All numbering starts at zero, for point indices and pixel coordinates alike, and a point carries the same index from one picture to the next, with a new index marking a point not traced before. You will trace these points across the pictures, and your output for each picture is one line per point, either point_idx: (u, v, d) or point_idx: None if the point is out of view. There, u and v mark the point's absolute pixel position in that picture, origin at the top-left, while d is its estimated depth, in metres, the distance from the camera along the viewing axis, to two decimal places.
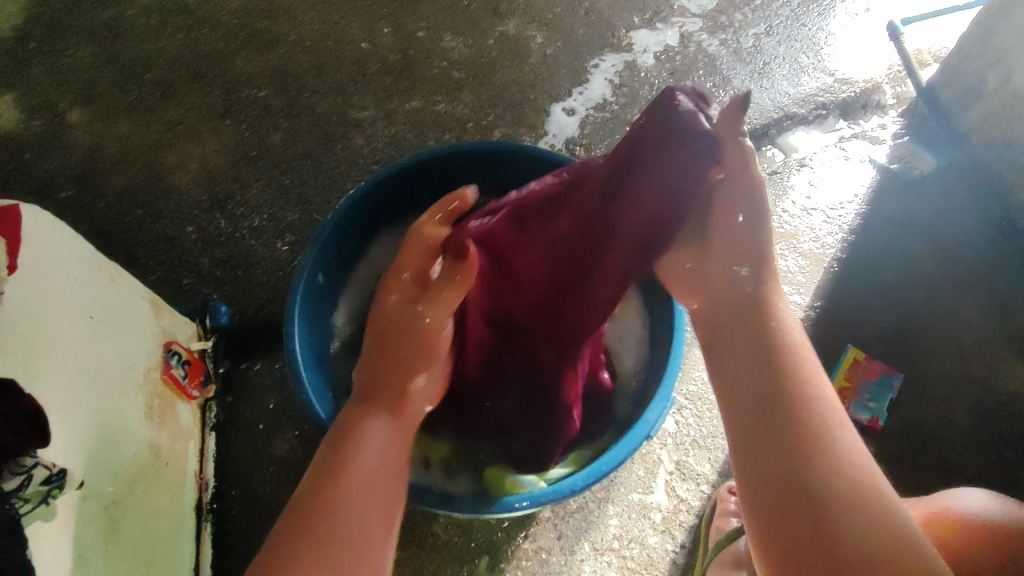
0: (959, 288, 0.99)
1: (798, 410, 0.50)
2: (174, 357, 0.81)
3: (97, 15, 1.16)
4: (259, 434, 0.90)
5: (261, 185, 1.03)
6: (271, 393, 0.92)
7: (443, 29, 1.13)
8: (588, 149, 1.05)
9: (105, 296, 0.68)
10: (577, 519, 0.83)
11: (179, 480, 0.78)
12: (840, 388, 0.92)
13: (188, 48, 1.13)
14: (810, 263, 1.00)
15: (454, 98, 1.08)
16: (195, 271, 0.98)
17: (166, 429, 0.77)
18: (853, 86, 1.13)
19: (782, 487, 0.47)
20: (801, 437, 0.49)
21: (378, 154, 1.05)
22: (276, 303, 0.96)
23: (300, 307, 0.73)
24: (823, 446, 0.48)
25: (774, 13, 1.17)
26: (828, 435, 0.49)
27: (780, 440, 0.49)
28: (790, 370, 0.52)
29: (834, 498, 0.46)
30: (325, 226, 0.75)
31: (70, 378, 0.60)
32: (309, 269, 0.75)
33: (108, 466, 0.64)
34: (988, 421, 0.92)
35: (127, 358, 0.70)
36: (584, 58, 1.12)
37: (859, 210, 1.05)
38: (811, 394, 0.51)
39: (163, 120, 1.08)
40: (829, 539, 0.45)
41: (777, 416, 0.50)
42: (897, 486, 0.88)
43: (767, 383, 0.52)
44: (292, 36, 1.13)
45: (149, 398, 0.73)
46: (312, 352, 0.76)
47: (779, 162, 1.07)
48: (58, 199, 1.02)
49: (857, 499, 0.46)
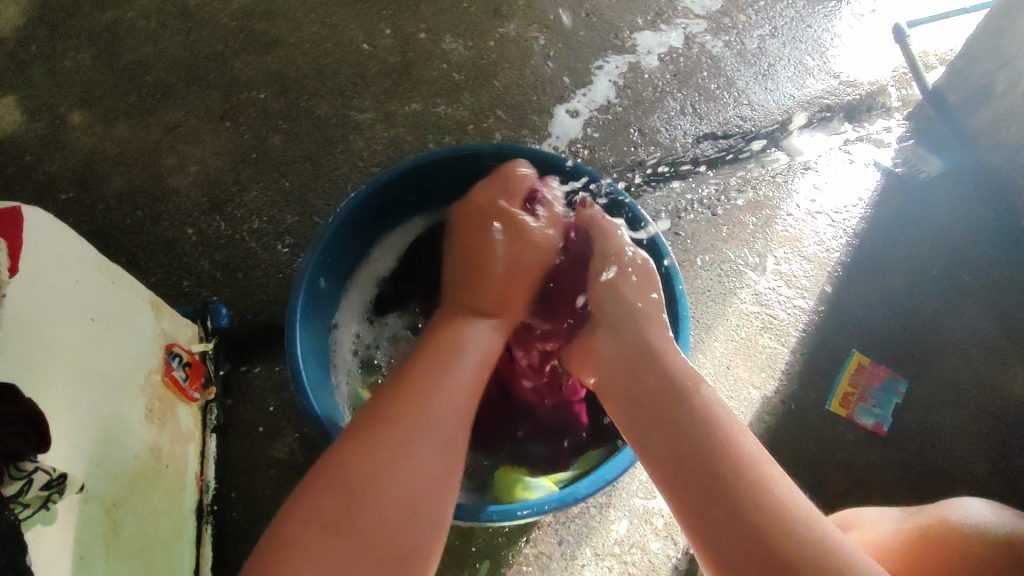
0: (964, 292, 0.98)
1: (688, 436, 0.59)
2: (175, 359, 0.80)
3: (98, 17, 1.16)
4: (259, 437, 0.89)
5: (261, 187, 1.02)
6: (271, 396, 0.91)
7: (444, 31, 1.13)
8: (590, 152, 1.05)
9: (106, 298, 0.68)
10: (579, 524, 0.83)
11: (180, 483, 0.78)
12: (844, 393, 0.91)
13: (189, 50, 1.13)
14: (814, 267, 0.99)
15: (456, 100, 1.08)
16: (195, 273, 0.98)
17: (166, 432, 0.76)
18: (857, 88, 1.12)
19: (701, 507, 0.55)
20: (708, 460, 0.56)
21: (379, 156, 1.05)
22: (276, 306, 0.96)
23: (301, 310, 0.72)
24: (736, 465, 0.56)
25: (778, 15, 1.17)
26: (731, 455, 0.56)
27: (691, 466, 0.57)
28: (684, 404, 0.61)
29: (757, 511, 0.53)
30: (326, 229, 0.75)
31: (70, 380, 0.60)
32: (310, 270, 0.74)
33: (108, 470, 0.63)
34: (994, 426, 0.91)
35: (128, 360, 0.70)
36: (586, 60, 1.11)
37: (863, 214, 1.04)
38: (703, 420, 0.59)
39: (163, 122, 1.08)
40: (760, 548, 0.51)
41: (683, 444, 0.58)
42: (902, 493, 0.88)
43: (669, 421, 0.60)
44: (293, 38, 1.13)
45: (150, 401, 0.73)
46: (313, 356, 0.75)
47: (783, 165, 1.06)
48: (59, 201, 1.02)
49: (774, 510, 0.53)
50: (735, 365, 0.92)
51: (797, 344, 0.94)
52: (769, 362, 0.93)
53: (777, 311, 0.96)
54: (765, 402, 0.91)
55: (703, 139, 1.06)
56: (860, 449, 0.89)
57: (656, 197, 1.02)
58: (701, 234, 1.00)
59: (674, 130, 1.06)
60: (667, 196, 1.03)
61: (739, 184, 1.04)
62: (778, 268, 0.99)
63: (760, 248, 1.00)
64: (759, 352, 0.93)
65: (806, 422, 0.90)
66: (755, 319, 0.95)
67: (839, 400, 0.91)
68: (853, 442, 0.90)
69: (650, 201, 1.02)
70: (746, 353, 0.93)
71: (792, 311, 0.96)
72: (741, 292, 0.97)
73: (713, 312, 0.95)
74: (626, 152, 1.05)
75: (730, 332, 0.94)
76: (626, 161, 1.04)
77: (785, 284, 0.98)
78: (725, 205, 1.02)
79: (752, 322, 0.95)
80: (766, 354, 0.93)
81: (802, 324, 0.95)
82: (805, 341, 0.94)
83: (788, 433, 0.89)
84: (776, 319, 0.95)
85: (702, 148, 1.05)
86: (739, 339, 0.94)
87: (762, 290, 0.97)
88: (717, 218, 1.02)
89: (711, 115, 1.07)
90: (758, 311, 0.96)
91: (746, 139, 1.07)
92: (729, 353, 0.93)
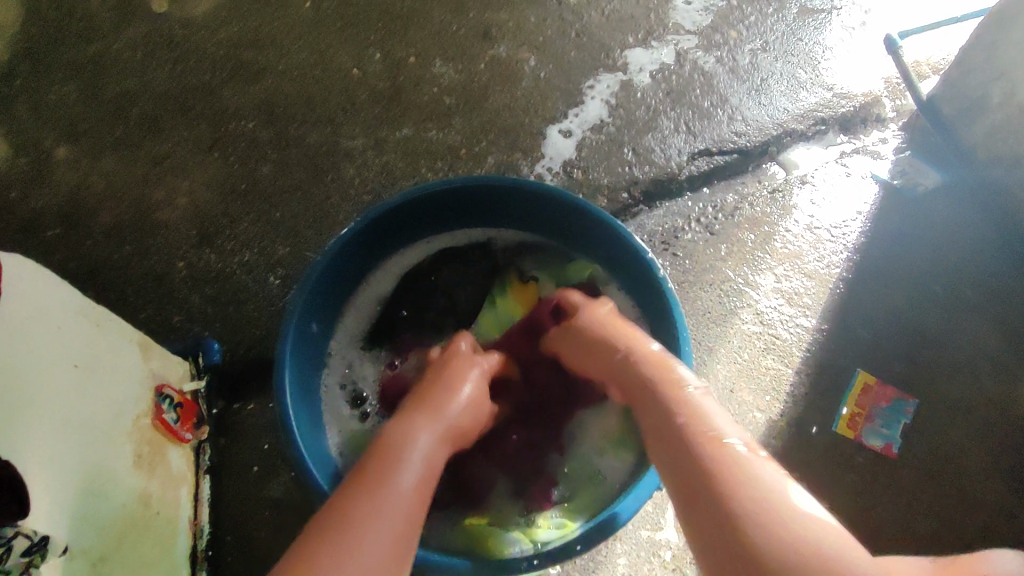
0: (969, 307, 0.97)
1: (687, 461, 0.55)
2: (165, 402, 0.78)
3: (84, 49, 1.15)
4: (254, 477, 0.87)
5: (251, 219, 1.01)
6: (265, 433, 0.89)
7: (433, 54, 1.12)
8: (584, 173, 1.04)
9: (91, 342, 0.66)
10: (584, 560, 0.80)
11: (171, 529, 0.75)
12: (851, 414, 0.89)
13: (176, 81, 1.11)
14: (815, 284, 0.98)
15: (446, 124, 1.07)
16: (185, 309, 0.96)
17: (157, 477, 0.74)
18: (852, 100, 1.11)
19: (700, 529, 0.52)
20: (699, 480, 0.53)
21: (370, 183, 1.03)
22: (269, 340, 0.94)
23: (289, 356, 0.70)
24: (725, 470, 0.53)
25: (769, 29, 1.16)
26: (728, 466, 0.53)
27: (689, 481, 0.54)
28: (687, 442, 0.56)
29: (746, 526, 0.49)
30: (313, 269, 0.72)
31: (52, 433, 0.57)
32: (299, 310, 0.72)
33: (94, 525, 0.61)
34: (1003, 443, 0.89)
35: (115, 406, 0.67)
36: (578, 80, 1.10)
37: (862, 228, 1.02)
38: (696, 418, 0.58)
39: (152, 153, 1.07)
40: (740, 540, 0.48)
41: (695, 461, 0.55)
42: (914, 515, 0.86)
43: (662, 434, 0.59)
44: (282, 65, 1.12)
45: (139, 446, 0.71)
46: (304, 400, 0.73)
47: (780, 180, 1.05)
48: (45, 238, 1.01)
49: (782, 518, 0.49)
50: (740, 388, 0.90)
51: (800, 365, 0.92)
52: (774, 385, 0.91)
53: (779, 331, 0.94)
54: (770, 425, 0.89)
55: (698, 157, 1.05)
56: (869, 471, 0.87)
57: (653, 217, 1.01)
58: (699, 253, 0.99)
59: (668, 148, 1.05)
60: (664, 216, 1.01)
61: (736, 202, 1.03)
62: (779, 287, 0.97)
63: (761, 267, 0.98)
64: (763, 374, 0.91)
65: (814, 444, 0.88)
66: (758, 340, 0.93)
67: (847, 422, 0.89)
68: (862, 465, 0.87)
69: (647, 221, 1.01)
70: (750, 375, 0.91)
71: (794, 331, 0.94)
72: (743, 313, 0.95)
73: (715, 334, 0.93)
74: (621, 173, 1.03)
75: (732, 354, 0.92)
76: (622, 181, 1.03)
77: (786, 303, 0.96)
78: (722, 223, 1.01)
79: (755, 343, 0.93)
80: (770, 376, 0.91)
81: (805, 344, 0.94)
82: (809, 361, 0.93)
83: (795, 456, 0.87)
84: (779, 339, 0.94)
85: (697, 166, 1.04)
86: (742, 361, 0.92)
87: (764, 310, 0.95)
88: (715, 236, 1.00)
89: (705, 132, 1.06)
90: (760, 332, 0.94)
91: (741, 155, 1.06)
92: (732, 377, 0.91)
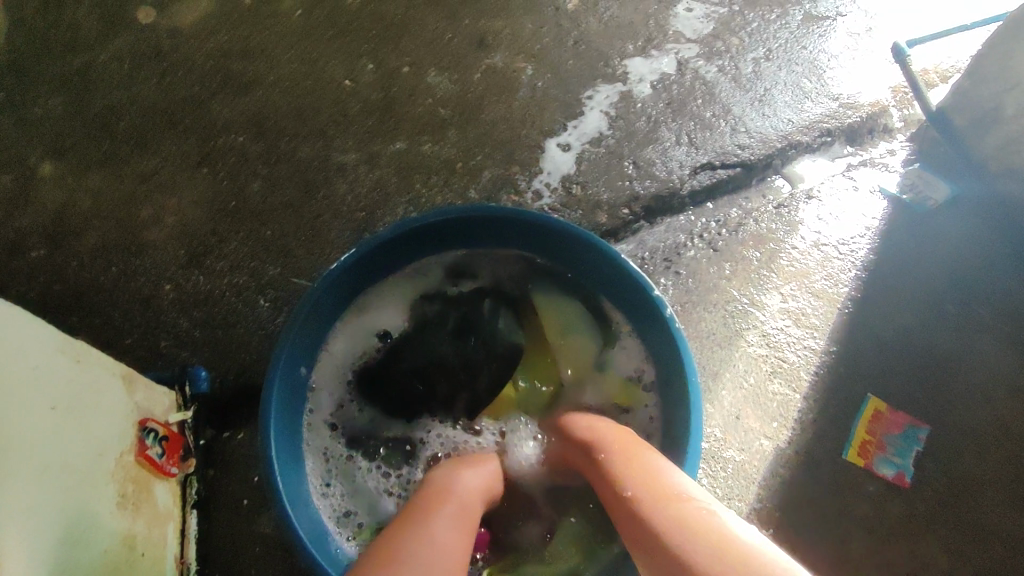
0: (981, 326, 0.94)
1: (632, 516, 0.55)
2: (149, 436, 0.75)
3: (68, 61, 1.11)
4: (244, 510, 0.84)
5: (241, 238, 0.98)
6: (256, 464, 0.86)
7: (428, 64, 1.08)
8: (583, 188, 1.00)
9: (71, 380, 0.63)
10: None
11: (158, 569, 0.73)
12: (861, 440, 0.87)
13: (163, 94, 1.08)
14: (822, 303, 0.95)
15: (441, 137, 1.03)
16: (173, 333, 0.93)
17: (141, 516, 0.71)
18: (859, 110, 1.08)
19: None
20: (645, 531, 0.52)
21: (363, 200, 1.00)
22: (259, 366, 0.91)
23: (273, 403, 0.68)
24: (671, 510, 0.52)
25: (772, 37, 1.13)
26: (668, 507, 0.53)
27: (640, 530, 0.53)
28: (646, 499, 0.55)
29: (688, 561, 0.47)
30: (300, 308, 0.70)
31: (30, 482, 0.55)
32: (286, 345, 0.70)
33: (73, 575, 0.58)
34: (1018, 469, 0.86)
35: (98, 445, 0.65)
36: (576, 90, 1.07)
37: (870, 244, 0.99)
38: (650, 480, 0.57)
39: (138, 170, 1.03)
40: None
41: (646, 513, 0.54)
42: (928, 545, 0.83)
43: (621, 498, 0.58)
44: (272, 77, 1.08)
45: (122, 484, 0.68)
46: (286, 443, 0.71)
47: (785, 194, 1.02)
48: (28, 260, 0.97)
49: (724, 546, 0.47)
50: (746, 413, 0.87)
51: (808, 388, 0.89)
52: (781, 410, 0.88)
53: (786, 353, 0.91)
54: (778, 452, 0.86)
55: (700, 170, 1.01)
56: (881, 500, 0.84)
57: (654, 234, 0.98)
58: (703, 271, 0.96)
59: (670, 162, 1.02)
60: (666, 232, 0.98)
61: (740, 217, 1.00)
62: (785, 306, 0.94)
63: (766, 286, 0.95)
64: (769, 399, 0.88)
65: (823, 472, 0.85)
66: (764, 363, 0.90)
67: (857, 448, 0.86)
68: (872, 494, 0.85)
69: (649, 238, 0.98)
70: (756, 400, 0.88)
71: (802, 353, 0.91)
72: (749, 334, 0.92)
73: (720, 357, 0.90)
74: (621, 188, 1.00)
75: (738, 377, 0.89)
76: (622, 197, 1.00)
77: (793, 323, 0.93)
78: (726, 240, 0.98)
79: (761, 366, 0.90)
80: (777, 401, 0.88)
81: (813, 367, 0.91)
82: (817, 384, 0.90)
83: (803, 484, 0.85)
84: (786, 362, 0.91)
85: (699, 180, 1.01)
86: (748, 385, 0.89)
87: (770, 331, 0.93)
88: (719, 253, 0.97)
89: (707, 144, 1.03)
90: (766, 354, 0.91)
91: (745, 168, 1.02)
92: (738, 403, 0.88)
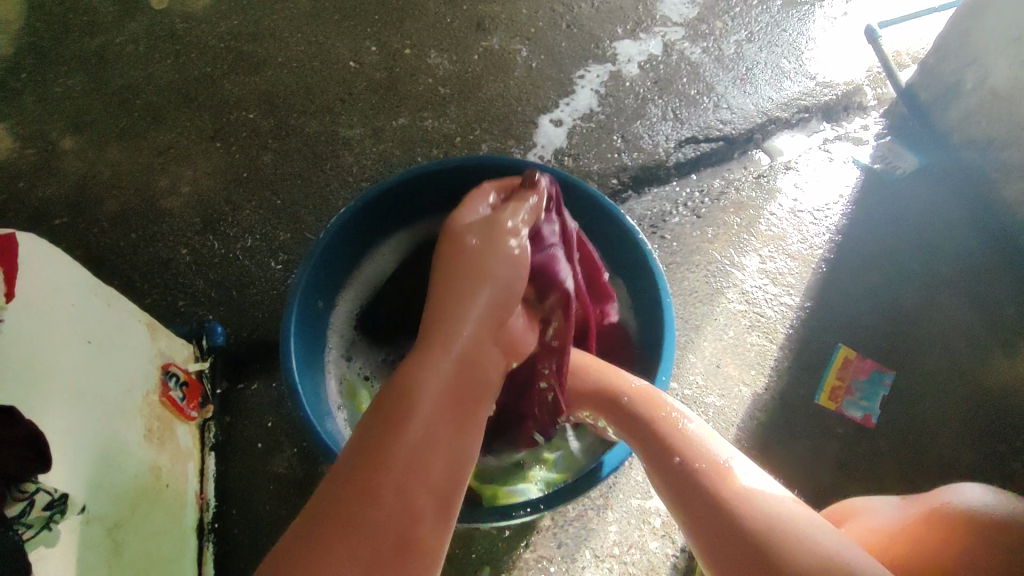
0: (947, 285, 1.01)
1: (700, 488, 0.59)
2: (172, 380, 0.81)
3: (87, 43, 1.17)
4: (258, 453, 0.90)
5: (253, 207, 1.04)
6: (269, 412, 0.92)
7: (428, 47, 1.15)
8: (575, 159, 1.07)
9: (103, 320, 0.68)
10: (577, 528, 0.84)
11: (181, 502, 0.79)
12: (832, 386, 0.94)
13: (177, 73, 1.14)
14: (798, 264, 1.02)
15: (442, 113, 1.10)
16: (190, 293, 0.99)
17: (166, 451, 0.77)
18: (835, 89, 1.14)
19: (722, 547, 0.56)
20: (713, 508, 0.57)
21: (368, 171, 1.06)
22: (271, 323, 0.97)
23: (294, 326, 0.74)
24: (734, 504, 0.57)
25: (754, 20, 1.19)
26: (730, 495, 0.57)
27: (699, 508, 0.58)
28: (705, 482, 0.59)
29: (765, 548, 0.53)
30: (315, 246, 0.76)
31: (68, 404, 0.60)
32: (302, 288, 0.75)
33: (109, 490, 0.63)
34: (978, 414, 0.93)
35: (126, 382, 0.70)
36: (569, 70, 1.14)
37: (844, 211, 1.06)
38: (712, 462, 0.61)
39: (155, 144, 1.09)
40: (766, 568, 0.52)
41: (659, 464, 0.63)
42: (890, 480, 0.90)
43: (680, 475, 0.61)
44: (280, 58, 1.15)
45: (149, 420, 0.74)
46: (308, 366, 0.77)
47: (764, 166, 1.09)
48: (52, 226, 1.03)
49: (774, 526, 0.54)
50: (726, 363, 0.94)
51: (784, 340, 0.96)
52: (758, 360, 0.95)
53: (763, 309, 0.98)
54: (755, 398, 0.93)
55: (685, 144, 1.08)
56: (850, 440, 0.92)
57: (642, 202, 1.05)
58: (687, 236, 1.03)
59: (657, 136, 1.08)
60: (652, 201, 1.05)
61: (723, 186, 1.06)
62: (763, 267, 1.01)
63: (746, 248, 1.02)
64: (748, 350, 0.95)
65: (795, 415, 0.92)
66: (743, 318, 0.97)
67: (828, 393, 0.93)
68: (841, 434, 0.92)
69: (637, 207, 1.04)
70: (735, 351, 0.95)
71: (778, 309, 0.98)
72: (728, 292, 0.99)
73: (702, 312, 0.97)
74: (611, 159, 1.07)
75: (718, 331, 0.96)
76: (612, 168, 1.06)
77: (770, 282, 1.00)
78: (709, 207, 1.05)
79: (741, 321, 0.97)
80: (755, 352, 0.95)
81: (789, 321, 0.98)
82: (792, 337, 0.97)
83: (778, 427, 0.92)
84: (763, 317, 0.98)
85: (685, 153, 1.07)
86: (728, 338, 0.96)
87: (748, 288, 0.99)
88: (701, 220, 1.04)
89: (692, 119, 1.10)
90: (745, 310, 0.98)
91: (727, 142, 1.09)
92: (718, 353, 0.95)
